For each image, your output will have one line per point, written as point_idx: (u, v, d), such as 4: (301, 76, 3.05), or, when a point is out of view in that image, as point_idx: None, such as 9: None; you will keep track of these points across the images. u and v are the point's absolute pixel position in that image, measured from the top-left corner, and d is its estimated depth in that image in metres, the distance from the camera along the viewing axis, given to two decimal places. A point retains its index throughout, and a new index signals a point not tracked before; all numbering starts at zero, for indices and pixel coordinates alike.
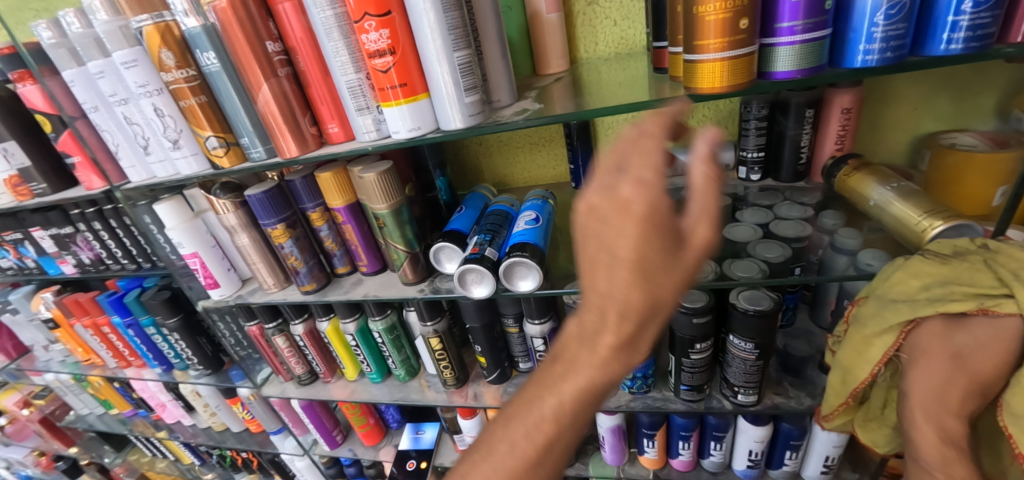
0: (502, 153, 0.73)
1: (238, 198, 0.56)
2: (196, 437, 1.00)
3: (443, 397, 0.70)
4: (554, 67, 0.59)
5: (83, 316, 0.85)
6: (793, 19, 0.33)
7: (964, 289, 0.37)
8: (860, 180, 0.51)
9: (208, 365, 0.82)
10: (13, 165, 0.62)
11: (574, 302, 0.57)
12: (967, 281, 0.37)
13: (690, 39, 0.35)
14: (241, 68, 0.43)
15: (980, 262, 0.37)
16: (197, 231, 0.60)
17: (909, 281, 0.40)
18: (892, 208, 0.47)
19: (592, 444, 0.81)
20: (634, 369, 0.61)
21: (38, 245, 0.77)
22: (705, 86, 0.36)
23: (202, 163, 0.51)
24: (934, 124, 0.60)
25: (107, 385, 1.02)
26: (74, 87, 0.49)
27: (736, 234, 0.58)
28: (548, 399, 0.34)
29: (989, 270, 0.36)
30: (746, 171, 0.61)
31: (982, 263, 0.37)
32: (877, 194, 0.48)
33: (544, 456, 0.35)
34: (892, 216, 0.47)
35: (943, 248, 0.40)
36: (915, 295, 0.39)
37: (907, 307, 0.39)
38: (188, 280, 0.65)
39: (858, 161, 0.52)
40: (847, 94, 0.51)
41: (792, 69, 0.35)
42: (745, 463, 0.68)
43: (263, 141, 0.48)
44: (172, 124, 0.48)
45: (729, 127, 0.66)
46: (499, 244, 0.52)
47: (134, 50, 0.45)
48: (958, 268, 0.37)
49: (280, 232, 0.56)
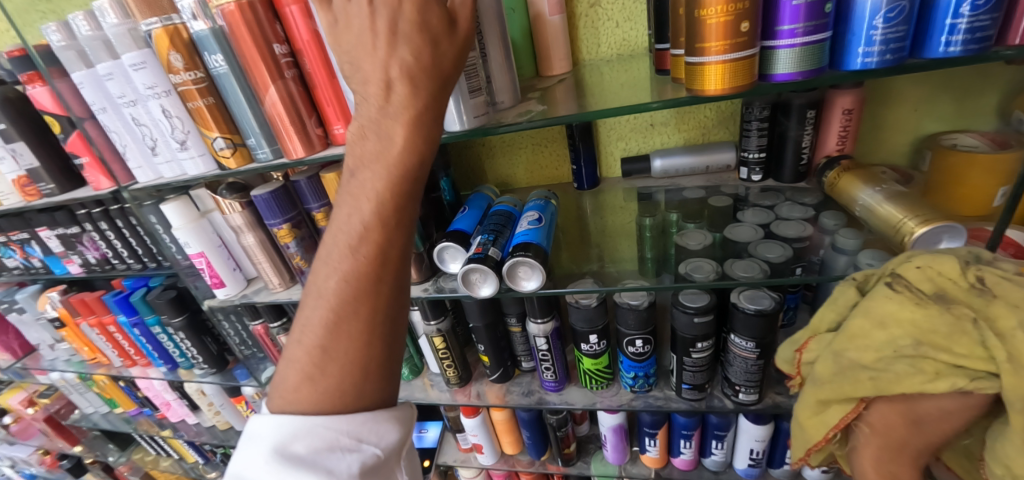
0: (505, 154, 0.73)
1: (244, 198, 0.57)
2: (201, 435, 1.01)
3: (447, 396, 0.71)
4: (557, 69, 0.60)
5: (89, 315, 0.85)
6: (794, 22, 0.33)
7: (941, 360, 0.31)
8: (848, 178, 0.53)
9: (213, 364, 0.83)
10: (22, 165, 0.63)
11: (577, 301, 0.58)
12: (944, 347, 0.31)
13: (692, 41, 0.36)
14: (249, 70, 0.43)
15: (970, 316, 0.31)
16: (203, 231, 0.60)
17: (876, 332, 0.34)
18: (876, 211, 0.49)
19: (595, 444, 0.81)
20: (637, 368, 0.61)
21: (44, 244, 0.78)
22: (707, 88, 0.36)
23: (209, 164, 0.52)
24: (935, 125, 0.60)
25: (112, 384, 1.03)
26: (82, 89, 0.50)
27: (738, 234, 0.59)
28: (379, 267, 0.36)
29: (979, 325, 0.31)
30: (747, 172, 0.61)
31: (967, 323, 0.31)
32: (864, 196, 0.51)
33: (380, 332, 0.37)
34: (877, 218, 0.49)
35: (919, 285, 0.34)
36: (874, 356, 0.34)
37: (869, 379, 0.34)
38: (194, 279, 0.66)
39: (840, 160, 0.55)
40: (847, 95, 0.52)
41: (793, 72, 0.35)
42: (747, 462, 0.68)
43: (270, 142, 0.48)
44: (180, 125, 0.49)
45: (730, 128, 0.67)
46: (503, 243, 0.52)
47: (142, 52, 0.45)
48: (933, 316, 0.32)
49: (286, 232, 0.56)
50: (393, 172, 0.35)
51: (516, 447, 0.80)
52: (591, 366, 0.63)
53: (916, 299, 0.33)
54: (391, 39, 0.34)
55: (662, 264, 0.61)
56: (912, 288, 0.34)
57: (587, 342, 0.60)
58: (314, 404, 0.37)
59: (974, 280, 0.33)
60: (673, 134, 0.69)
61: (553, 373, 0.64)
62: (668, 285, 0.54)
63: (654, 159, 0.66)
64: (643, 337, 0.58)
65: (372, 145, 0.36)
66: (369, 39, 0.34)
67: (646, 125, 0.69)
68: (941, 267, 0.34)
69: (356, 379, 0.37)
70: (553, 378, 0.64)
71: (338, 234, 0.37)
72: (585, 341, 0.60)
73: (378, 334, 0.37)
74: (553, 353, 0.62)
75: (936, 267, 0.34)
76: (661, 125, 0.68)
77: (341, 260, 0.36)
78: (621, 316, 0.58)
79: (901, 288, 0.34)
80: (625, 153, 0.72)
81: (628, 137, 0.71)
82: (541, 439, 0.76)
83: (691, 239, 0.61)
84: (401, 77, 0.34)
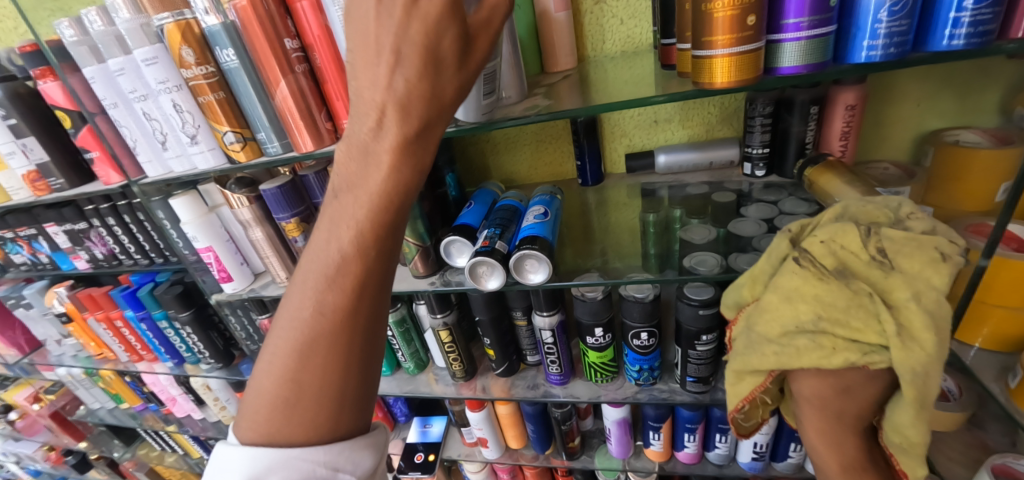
0: (510, 150, 0.74)
1: (252, 192, 0.57)
2: (207, 430, 1.02)
3: (452, 390, 0.71)
4: (563, 65, 0.60)
5: (96, 310, 0.86)
6: (799, 16, 0.34)
7: (837, 336, 0.33)
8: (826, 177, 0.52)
9: (219, 358, 0.83)
10: (32, 160, 0.63)
11: (582, 295, 0.58)
12: (840, 323, 0.32)
13: (698, 35, 0.36)
14: (260, 65, 0.44)
15: (866, 291, 0.32)
16: (211, 226, 0.61)
17: (784, 309, 0.35)
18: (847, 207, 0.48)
19: (598, 438, 0.82)
20: (641, 361, 0.62)
21: (52, 240, 0.79)
22: (714, 81, 0.37)
23: (219, 158, 0.53)
24: (938, 121, 0.61)
25: (118, 379, 1.03)
26: (94, 84, 0.50)
27: (741, 229, 0.59)
28: (349, 299, 0.36)
29: (873, 298, 0.32)
30: (751, 167, 0.62)
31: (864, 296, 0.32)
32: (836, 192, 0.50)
33: (348, 366, 0.37)
34: None
35: (822, 260, 0.34)
36: (779, 330, 0.35)
37: (774, 354, 0.35)
38: (202, 274, 0.66)
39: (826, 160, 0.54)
40: (851, 91, 0.52)
41: (798, 65, 0.36)
42: (750, 455, 0.69)
43: (280, 136, 0.49)
44: (190, 119, 0.50)
45: (734, 125, 0.67)
46: (509, 237, 0.53)
47: (154, 47, 0.46)
48: (833, 294, 0.33)
49: (294, 226, 0.57)
50: (376, 205, 0.35)
51: (521, 442, 0.80)
52: (596, 360, 0.63)
53: (820, 276, 0.34)
54: (394, 61, 0.32)
55: (665, 260, 0.61)
56: (816, 263, 0.34)
57: (592, 336, 0.60)
58: (288, 435, 0.38)
59: (875, 253, 0.33)
60: (677, 130, 0.69)
61: (558, 366, 0.64)
62: (673, 277, 0.55)
63: (658, 155, 0.67)
64: (647, 330, 0.59)
65: (356, 168, 0.35)
66: (371, 50, 0.32)
67: (650, 121, 0.69)
68: (842, 238, 0.34)
69: (331, 410, 0.38)
70: (558, 371, 0.65)
71: (314, 260, 0.37)
72: (590, 334, 0.60)
73: (354, 366, 0.38)
74: (558, 347, 0.62)
75: (839, 242, 0.34)
76: (665, 121, 0.69)
77: (314, 293, 0.37)
78: (626, 309, 0.58)
79: (805, 262, 0.34)
80: (629, 150, 0.72)
81: (632, 133, 0.71)
82: (545, 433, 0.77)
83: (694, 234, 0.62)
84: (394, 102, 0.33)
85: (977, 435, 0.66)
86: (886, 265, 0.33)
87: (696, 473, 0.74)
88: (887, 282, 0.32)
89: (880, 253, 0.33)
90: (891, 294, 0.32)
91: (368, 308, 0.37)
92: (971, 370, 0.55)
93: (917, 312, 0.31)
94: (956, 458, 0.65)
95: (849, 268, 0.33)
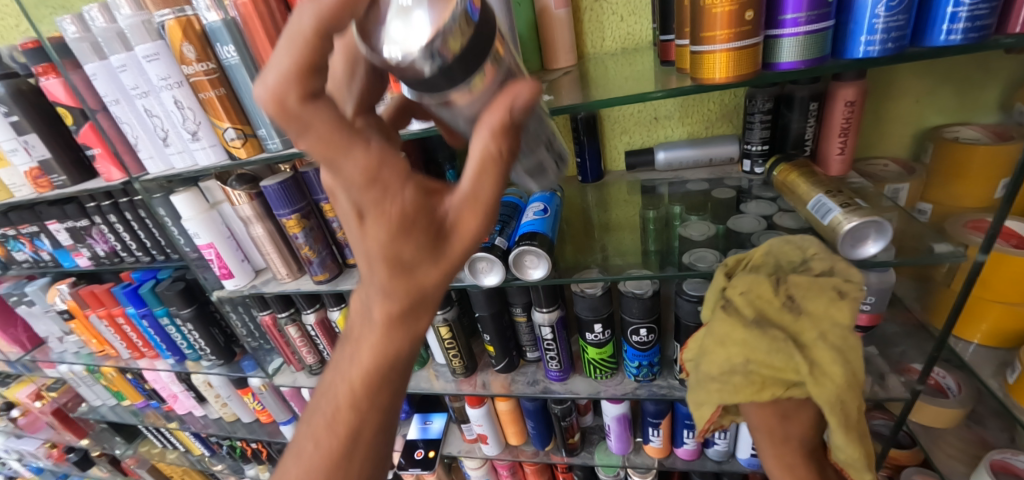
0: None
1: (253, 189, 0.57)
2: (208, 427, 1.02)
3: (452, 386, 0.72)
4: (562, 62, 0.61)
5: (99, 307, 0.86)
6: (797, 11, 0.34)
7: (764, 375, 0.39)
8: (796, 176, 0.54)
9: (221, 355, 0.83)
10: (34, 157, 0.63)
11: (582, 290, 0.58)
12: (766, 364, 0.38)
13: (697, 31, 0.36)
14: (261, 61, 0.44)
15: (781, 337, 0.38)
16: (213, 222, 0.61)
17: (717, 350, 0.41)
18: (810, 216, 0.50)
19: (598, 435, 0.82)
20: (640, 357, 0.62)
21: (54, 237, 0.79)
22: (712, 76, 0.37)
23: (220, 154, 0.53)
24: (938, 117, 0.61)
25: (119, 377, 1.04)
26: (96, 81, 0.51)
27: (740, 226, 0.59)
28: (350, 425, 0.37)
29: (788, 344, 0.38)
30: (750, 163, 0.62)
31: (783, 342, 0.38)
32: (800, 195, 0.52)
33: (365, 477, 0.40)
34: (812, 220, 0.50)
35: (743, 308, 0.40)
36: (720, 369, 0.41)
37: (718, 390, 0.42)
38: (204, 271, 0.67)
39: (798, 159, 0.56)
40: (850, 86, 0.52)
41: (797, 60, 0.36)
42: (749, 451, 0.69)
43: (280, 133, 0.49)
44: (191, 116, 0.50)
45: (734, 121, 0.67)
46: (509, 233, 0.54)
47: (156, 44, 0.46)
48: (753, 338, 0.39)
49: (295, 222, 0.57)
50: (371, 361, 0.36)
51: (521, 438, 0.81)
52: (596, 356, 0.63)
53: (741, 321, 0.40)
54: (370, 261, 0.32)
55: (665, 257, 0.62)
56: (738, 311, 0.41)
57: (592, 332, 0.61)
58: None
59: (786, 297, 0.39)
60: (677, 127, 0.70)
61: (558, 363, 0.64)
62: (673, 272, 0.55)
63: (657, 151, 0.67)
64: (647, 326, 0.59)
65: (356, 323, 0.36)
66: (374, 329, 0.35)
67: (650, 118, 0.69)
68: (756, 288, 0.40)
69: None
70: (558, 368, 0.65)
71: (324, 398, 0.39)
72: (590, 330, 0.61)
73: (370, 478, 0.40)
74: (558, 343, 0.62)
75: (753, 291, 0.40)
76: (665, 118, 0.69)
77: (319, 436, 0.38)
78: (626, 305, 0.58)
79: (727, 307, 0.41)
80: (628, 147, 0.73)
81: (632, 130, 0.71)
82: (546, 430, 0.77)
83: (693, 231, 0.63)
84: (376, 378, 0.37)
85: (976, 429, 0.67)
86: (795, 306, 0.39)
87: (696, 469, 0.74)
88: (797, 324, 0.39)
89: (790, 299, 0.39)
90: (801, 331, 0.38)
91: (373, 425, 0.38)
92: (970, 366, 0.56)
93: (824, 349, 0.37)
94: (954, 454, 0.65)
95: (766, 312, 0.39)
